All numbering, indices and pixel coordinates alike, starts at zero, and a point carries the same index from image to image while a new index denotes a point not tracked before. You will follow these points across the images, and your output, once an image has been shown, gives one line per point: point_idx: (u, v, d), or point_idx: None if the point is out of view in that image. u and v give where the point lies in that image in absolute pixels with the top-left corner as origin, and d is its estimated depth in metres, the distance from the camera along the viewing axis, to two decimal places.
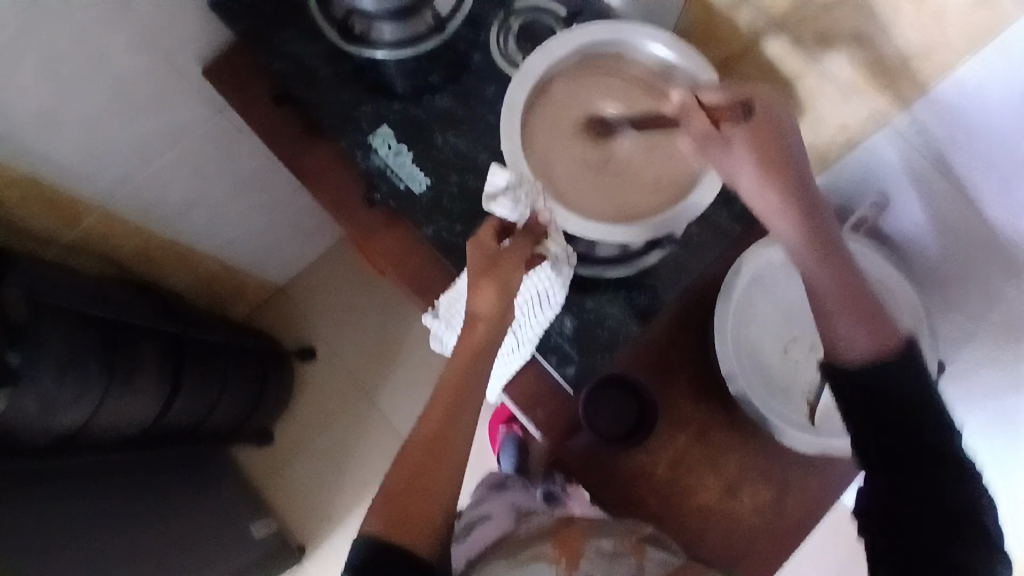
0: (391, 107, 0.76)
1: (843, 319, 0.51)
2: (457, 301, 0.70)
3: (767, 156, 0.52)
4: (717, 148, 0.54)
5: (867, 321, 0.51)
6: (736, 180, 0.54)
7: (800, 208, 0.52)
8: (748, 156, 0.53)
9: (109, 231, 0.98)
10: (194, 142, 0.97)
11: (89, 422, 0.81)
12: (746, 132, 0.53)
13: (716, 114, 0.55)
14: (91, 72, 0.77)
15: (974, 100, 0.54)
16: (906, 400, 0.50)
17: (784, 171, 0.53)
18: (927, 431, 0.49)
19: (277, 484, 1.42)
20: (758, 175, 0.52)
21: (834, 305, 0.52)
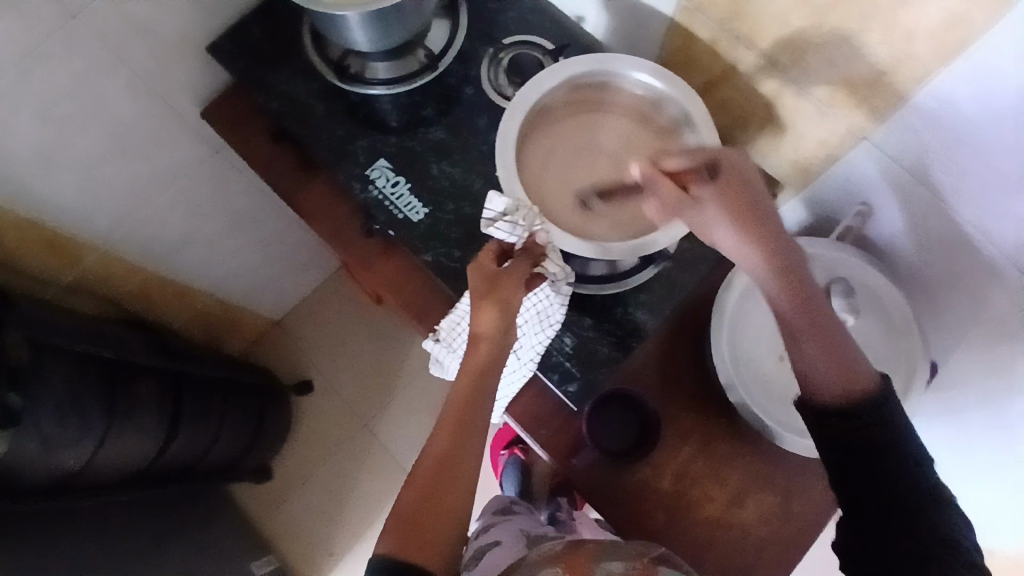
0: (387, 140, 0.79)
1: (809, 352, 0.55)
2: (458, 323, 0.71)
3: (738, 213, 0.54)
4: (688, 208, 0.56)
5: (831, 355, 0.54)
6: (711, 235, 0.56)
7: (776, 261, 0.55)
8: (718, 214, 0.55)
9: (107, 270, 0.98)
10: (190, 180, 0.99)
11: (89, 462, 0.80)
12: (713, 191, 0.55)
13: (682, 178, 0.56)
14: (92, 115, 0.79)
15: (945, 108, 0.57)
16: (872, 429, 0.53)
17: (756, 224, 0.55)
18: (895, 457, 0.53)
19: (278, 520, 1.39)
20: (732, 229, 0.54)
21: (801, 336, 0.55)
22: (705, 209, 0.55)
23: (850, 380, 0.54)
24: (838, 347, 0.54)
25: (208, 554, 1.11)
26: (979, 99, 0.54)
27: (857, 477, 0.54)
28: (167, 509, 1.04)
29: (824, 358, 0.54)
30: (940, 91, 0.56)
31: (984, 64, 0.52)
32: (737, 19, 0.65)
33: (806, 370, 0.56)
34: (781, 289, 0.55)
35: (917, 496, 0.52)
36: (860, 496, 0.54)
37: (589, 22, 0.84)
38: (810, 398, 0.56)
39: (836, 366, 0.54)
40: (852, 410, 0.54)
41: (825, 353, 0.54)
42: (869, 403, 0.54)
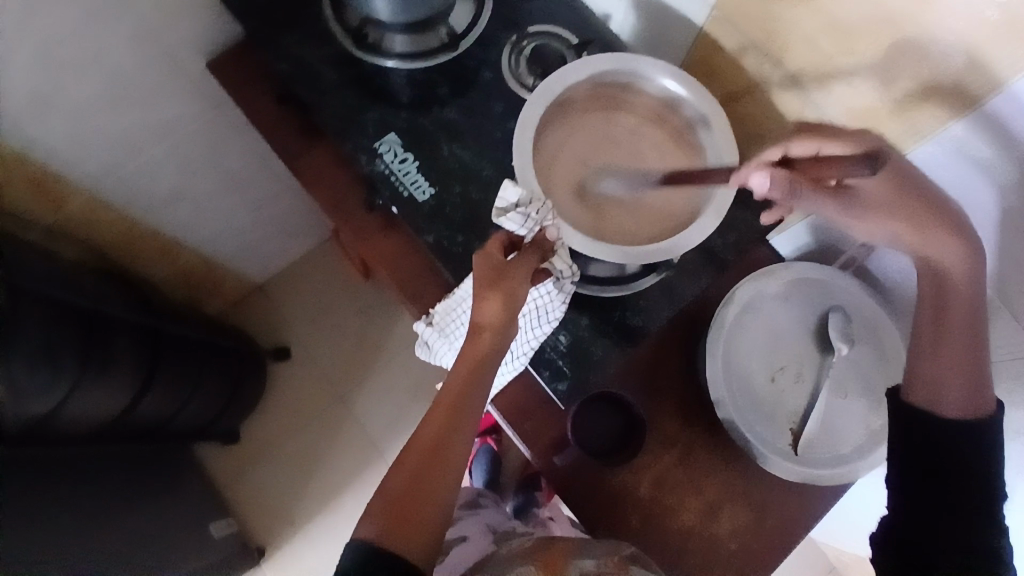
0: (398, 115, 0.77)
1: (953, 380, 0.60)
2: (455, 309, 0.70)
3: (907, 211, 0.60)
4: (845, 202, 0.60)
5: (967, 386, 0.60)
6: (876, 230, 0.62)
7: (961, 252, 0.58)
8: (886, 207, 0.60)
9: (92, 215, 0.95)
10: (188, 133, 0.95)
11: (57, 410, 0.77)
12: (874, 183, 0.59)
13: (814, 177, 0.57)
14: (94, 57, 0.75)
15: (982, 139, 0.56)
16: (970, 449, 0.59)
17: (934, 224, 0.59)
18: (967, 487, 0.58)
19: (242, 486, 1.37)
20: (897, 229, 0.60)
21: (955, 358, 0.60)
22: (861, 199, 0.60)
23: (976, 400, 0.60)
24: (976, 371, 0.60)
25: (168, 516, 1.09)
26: (993, 144, 0.55)
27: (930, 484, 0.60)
28: (129, 464, 1.02)
29: (963, 371, 0.60)
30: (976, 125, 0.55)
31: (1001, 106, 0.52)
32: (768, 37, 0.65)
33: (938, 381, 0.61)
34: (944, 290, 0.60)
35: (972, 530, 0.57)
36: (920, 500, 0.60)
37: (614, 20, 0.83)
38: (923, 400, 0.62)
39: (964, 383, 0.60)
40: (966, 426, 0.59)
41: (967, 366, 0.60)
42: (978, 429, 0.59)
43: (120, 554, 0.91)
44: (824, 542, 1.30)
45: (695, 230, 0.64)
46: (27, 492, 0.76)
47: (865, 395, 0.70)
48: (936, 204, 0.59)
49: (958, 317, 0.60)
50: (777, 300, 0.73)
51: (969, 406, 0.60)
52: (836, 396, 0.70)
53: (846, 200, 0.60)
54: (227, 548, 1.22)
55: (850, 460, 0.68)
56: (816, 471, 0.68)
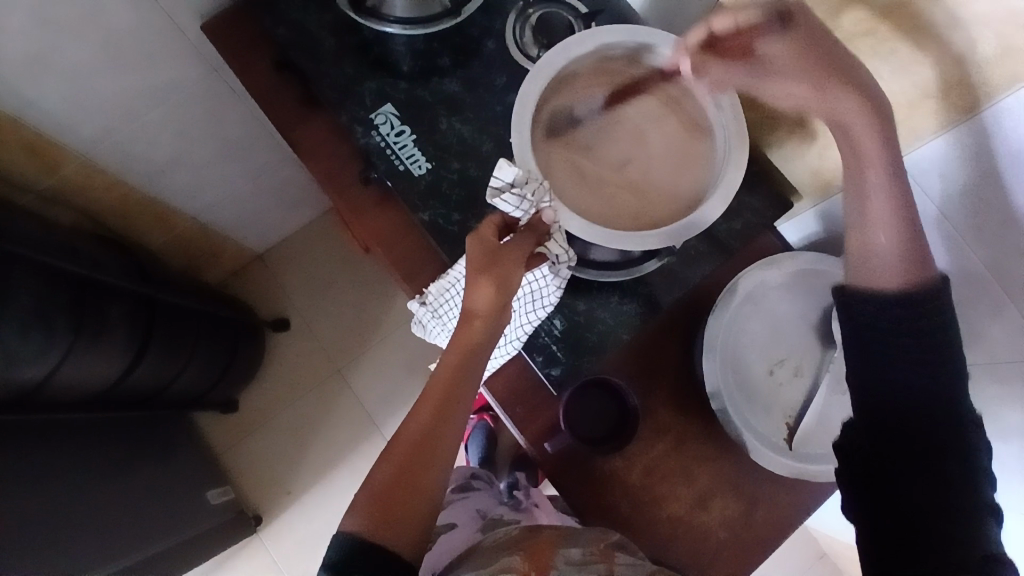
0: (396, 85, 0.74)
1: (881, 254, 0.58)
2: (449, 289, 0.68)
3: (823, 69, 0.55)
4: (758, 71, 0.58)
5: (907, 254, 0.57)
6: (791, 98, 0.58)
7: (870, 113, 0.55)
8: (797, 74, 0.56)
9: (88, 181, 0.93)
10: (183, 98, 0.93)
11: (52, 375, 0.77)
12: (784, 44, 0.55)
13: (735, 47, 0.58)
14: (85, 19, 0.72)
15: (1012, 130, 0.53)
16: (928, 386, 0.56)
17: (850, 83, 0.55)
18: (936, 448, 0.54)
19: (240, 454, 1.38)
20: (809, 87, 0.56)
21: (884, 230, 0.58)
22: (777, 65, 0.57)
23: (925, 295, 0.56)
24: (908, 236, 0.57)
25: (165, 483, 1.10)
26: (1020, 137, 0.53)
27: (890, 437, 0.56)
28: (126, 431, 1.02)
29: (895, 239, 0.57)
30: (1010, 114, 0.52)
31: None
32: None
33: (871, 254, 0.59)
34: (865, 164, 0.57)
35: (952, 490, 0.53)
36: (874, 455, 0.56)
37: None
38: (860, 283, 0.60)
39: (897, 249, 0.57)
40: (915, 331, 0.56)
41: (901, 233, 0.57)
42: (930, 330, 0.56)
43: (116, 520, 0.92)
44: (816, 528, 1.30)
45: (696, 217, 0.62)
46: (22, 459, 0.76)
47: None
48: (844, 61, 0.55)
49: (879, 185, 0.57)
50: (780, 291, 0.70)
51: (905, 277, 0.57)
52: (836, 392, 0.68)
53: (759, 66, 0.57)
54: (224, 515, 1.24)
55: None
56: (812, 468, 0.66)
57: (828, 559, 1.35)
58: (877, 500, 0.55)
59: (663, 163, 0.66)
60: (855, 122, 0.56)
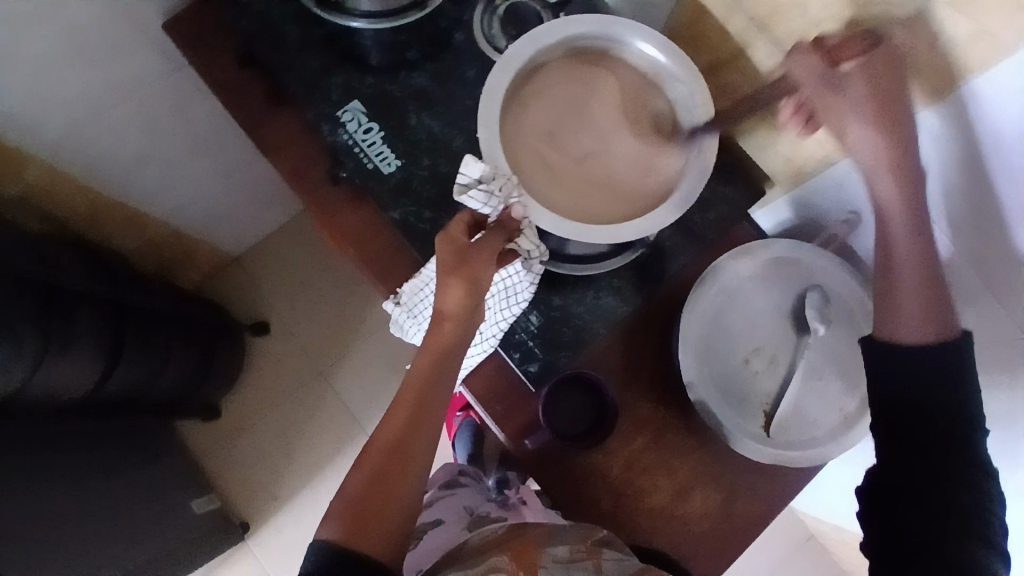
0: (363, 80, 0.72)
1: (905, 306, 0.57)
2: (422, 289, 0.68)
3: (878, 102, 0.54)
4: (830, 88, 0.55)
5: (928, 311, 0.57)
6: (848, 130, 0.56)
7: (902, 162, 0.56)
8: (860, 95, 0.54)
9: (52, 185, 0.89)
10: (148, 98, 0.90)
11: (23, 386, 0.74)
12: (862, 73, 0.54)
13: (838, 52, 0.55)
14: (40, 16, 0.69)
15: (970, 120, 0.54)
16: (944, 421, 0.55)
17: (892, 117, 0.55)
18: (953, 452, 0.54)
19: (223, 460, 1.37)
20: (871, 122, 0.55)
21: (906, 284, 0.58)
22: (850, 91, 0.55)
23: (933, 318, 0.56)
24: (932, 291, 0.57)
25: (147, 493, 1.08)
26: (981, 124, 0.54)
27: (903, 468, 0.56)
28: (105, 441, 1.00)
29: (913, 285, 0.57)
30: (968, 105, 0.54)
31: (996, 86, 0.51)
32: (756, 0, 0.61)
33: (896, 300, 0.58)
34: (898, 213, 0.57)
35: (959, 497, 0.53)
36: (892, 473, 0.56)
37: None
38: (882, 331, 0.59)
39: (925, 304, 0.57)
40: (928, 357, 0.56)
41: (918, 278, 0.57)
42: (939, 362, 0.55)
43: (96, 531, 0.90)
44: (802, 511, 1.32)
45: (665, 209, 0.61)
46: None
47: (842, 376, 0.69)
48: (901, 101, 0.55)
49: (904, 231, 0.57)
50: (754, 280, 0.70)
51: (929, 331, 0.56)
52: (810, 377, 0.69)
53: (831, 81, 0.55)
54: (209, 522, 1.22)
55: (823, 443, 0.67)
56: (790, 454, 0.67)
57: (815, 542, 1.36)
58: (892, 520, 0.55)
59: (633, 154, 0.65)
60: (883, 157, 0.56)
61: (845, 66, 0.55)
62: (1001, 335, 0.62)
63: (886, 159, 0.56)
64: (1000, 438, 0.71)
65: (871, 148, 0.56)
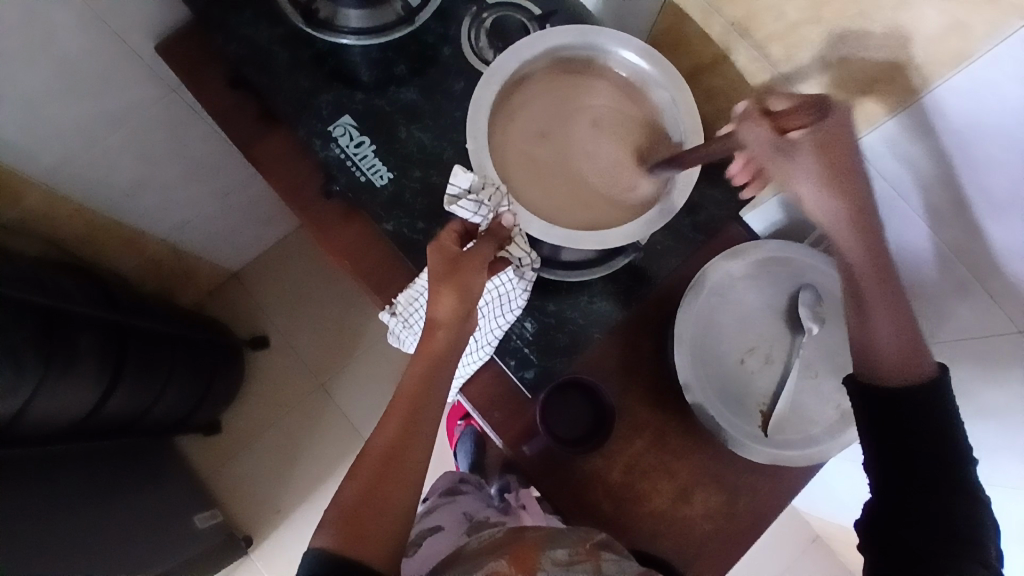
0: (354, 96, 0.73)
1: (883, 349, 0.58)
2: (416, 299, 0.68)
3: (834, 172, 0.55)
4: (783, 155, 0.56)
5: (905, 354, 0.57)
6: (794, 186, 0.57)
7: (856, 213, 0.56)
8: (811, 165, 0.55)
9: (51, 210, 0.90)
10: (144, 121, 0.91)
11: (26, 409, 0.75)
12: (813, 140, 0.55)
13: (784, 122, 0.56)
14: (36, 46, 0.70)
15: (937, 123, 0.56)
16: (937, 430, 0.55)
17: (847, 184, 0.56)
18: (947, 463, 0.54)
19: (226, 476, 1.37)
20: (819, 183, 0.55)
21: (880, 330, 0.58)
22: (801, 158, 0.55)
23: (913, 359, 0.57)
24: (907, 335, 0.57)
25: (152, 512, 1.08)
26: (948, 123, 0.55)
27: (902, 481, 0.56)
28: (108, 460, 1.00)
29: (889, 330, 0.57)
30: (934, 107, 0.55)
31: (975, 79, 0.51)
32: (735, 7, 0.63)
33: (869, 347, 0.58)
34: (863, 260, 0.57)
35: (955, 507, 0.53)
36: (895, 489, 0.56)
37: None
38: (864, 373, 0.59)
39: (903, 347, 0.57)
40: (909, 382, 0.57)
41: (891, 322, 0.57)
42: (921, 379, 0.57)
43: (105, 552, 0.91)
44: (806, 512, 1.31)
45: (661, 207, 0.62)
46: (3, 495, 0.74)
47: (835, 373, 0.69)
48: (852, 168, 0.56)
49: (870, 280, 0.57)
50: (745, 279, 0.71)
51: (908, 373, 0.57)
52: (804, 376, 0.69)
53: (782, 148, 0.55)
54: (214, 540, 1.22)
55: (821, 441, 0.67)
56: (788, 452, 0.67)
57: (821, 541, 1.36)
58: (895, 535, 0.54)
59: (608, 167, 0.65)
60: (835, 221, 0.57)
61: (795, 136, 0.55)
62: (990, 329, 0.62)
63: (841, 225, 0.57)
64: (996, 431, 0.72)
65: (820, 203, 0.56)
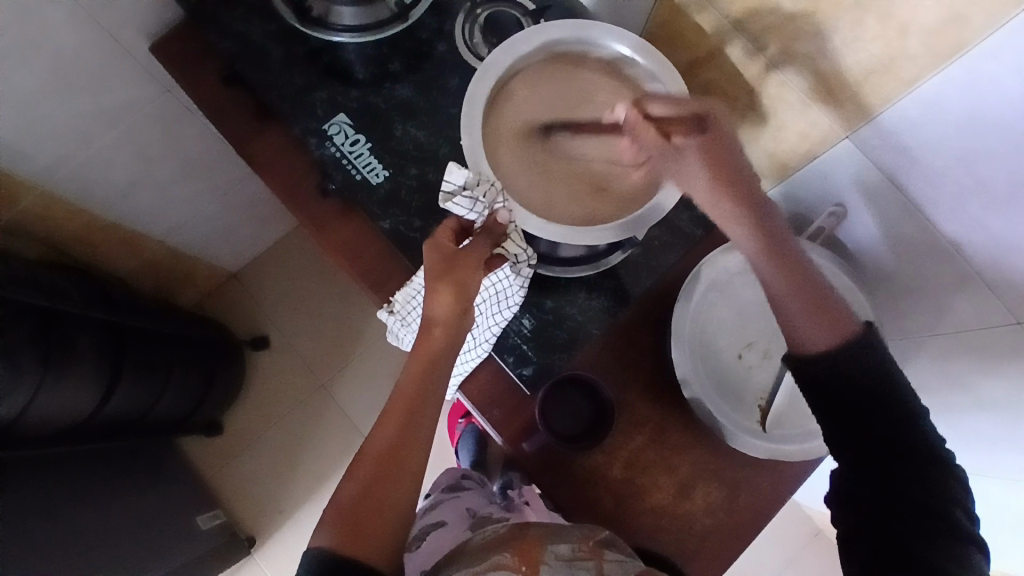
0: (348, 93, 0.73)
1: (802, 322, 0.56)
2: (414, 297, 0.68)
3: (718, 171, 0.54)
4: (671, 159, 0.55)
5: (824, 322, 0.56)
6: (686, 185, 0.56)
7: (749, 207, 0.56)
8: (697, 166, 0.54)
9: (47, 211, 0.89)
10: (139, 120, 0.91)
11: (24, 411, 0.75)
12: (697, 144, 0.53)
13: (668, 126, 0.54)
14: (29, 46, 0.70)
15: (934, 113, 0.55)
16: (901, 417, 0.54)
17: (734, 185, 0.55)
18: (916, 449, 0.53)
19: (228, 476, 1.37)
20: (708, 184, 0.54)
21: (795, 306, 0.57)
22: (688, 162, 0.54)
23: (836, 330, 0.56)
24: (825, 304, 0.56)
25: (153, 512, 1.08)
26: (946, 114, 0.54)
27: (874, 470, 0.54)
28: (110, 460, 1.00)
29: (804, 306, 0.56)
30: (931, 98, 0.55)
31: (975, 71, 0.50)
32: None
33: (791, 323, 0.57)
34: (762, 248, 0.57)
35: (932, 493, 0.52)
36: (871, 481, 0.54)
37: None
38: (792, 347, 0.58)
39: (823, 316, 0.56)
40: (844, 366, 0.55)
41: (806, 298, 0.56)
42: (860, 359, 0.55)
43: (107, 552, 0.91)
44: (809, 506, 1.31)
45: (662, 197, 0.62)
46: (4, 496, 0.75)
47: None
48: (738, 168, 0.54)
49: (777, 261, 0.57)
50: (743, 274, 0.71)
51: (832, 339, 0.56)
52: None
53: (671, 154, 0.55)
54: (217, 539, 1.22)
55: (821, 435, 0.67)
56: (787, 446, 0.67)
57: (824, 536, 1.36)
58: (878, 531, 0.53)
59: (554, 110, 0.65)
60: (733, 220, 0.56)
61: (679, 141, 0.54)
62: (989, 321, 0.62)
63: (736, 221, 0.56)
64: (998, 424, 0.71)
65: (714, 202, 0.56)
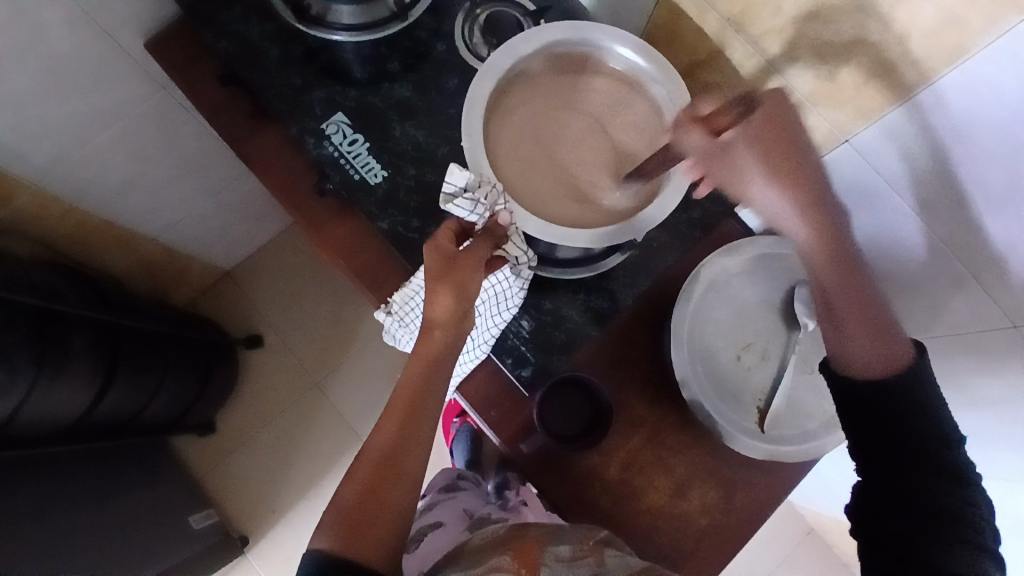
0: (346, 93, 0.72)
1: (856, 343, 0.56)
2: (412, 298, 0.67)
3: (779, 162, 0.52)
4: (719, 157, 0.53)
5: (879, 343, 0.56)
6: (747, 191, 0.53)
7: (808, 211, 0.53)
8: (755, 161, 0.52)
9: (40, 210, 0.88)
10: (134, 118, 0.90)
11: (17, 413, 0.74)
12: (747, 134, 0.52)
13: (716, 121, 0.54)
14: (23, 44, 0.69)
15: (934, 118, 0.56)
16: (921, 422, 0.55)
17: (795, 175, 0.52)
18: (936, 454, 0.54)
19: (221, 476, 1.36)
20: (768, 182, 0.52)
21: (850, 326, 0.56)
22: (741, 161, 0.52)
23: (886, 347, 0.56)
24: (880, 324, 0.56)
25: (148, 513, 1.07)
26: (944, 119, 0.55)
27: (889, 472, 0.55)
28: (106, 458, 1.00)
29: (862, 329, 0.56)
30: (930, 103, 0.55)
31: (974, 77, 0.51)
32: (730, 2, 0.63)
33: (844, 345, 0.57)
34: (820, 255, 0.54)
35: (947, 499, 0.52)
36: (886, 482, 0.55)
37: None
38: (843, 369, 0.58)
39: (878, 338, 0.56)
40: (875, 377, 0.56)
41: (863, 320, 0.56)
42: (891, 368, 0.56)
43: (102, 554, 0.90)
44: (801, 505, 1.33)
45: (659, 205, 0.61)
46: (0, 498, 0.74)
47: None
48: (801, 164, 0.52)
49: (839, 272, 0.54)
50: (741, 276, 0.72)
51: (885, 364, 0.56)
52: (801, 370, 0.70)
53: (721, 151, 0.53)
54: (210, 541, 1.22)
55: (816, 436, 0.68)
56: (783, 447, 0.67)
57: (815, 534, 1.37)
58: (888, 529, 0.53)
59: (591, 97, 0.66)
60: (793, 224, 0.53)
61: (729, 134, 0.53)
62: (987, 323, 0.63)
63: (791, 217, 0.53)
64: (989, 424, 0.72)
65: (775, 205, 0.53)
